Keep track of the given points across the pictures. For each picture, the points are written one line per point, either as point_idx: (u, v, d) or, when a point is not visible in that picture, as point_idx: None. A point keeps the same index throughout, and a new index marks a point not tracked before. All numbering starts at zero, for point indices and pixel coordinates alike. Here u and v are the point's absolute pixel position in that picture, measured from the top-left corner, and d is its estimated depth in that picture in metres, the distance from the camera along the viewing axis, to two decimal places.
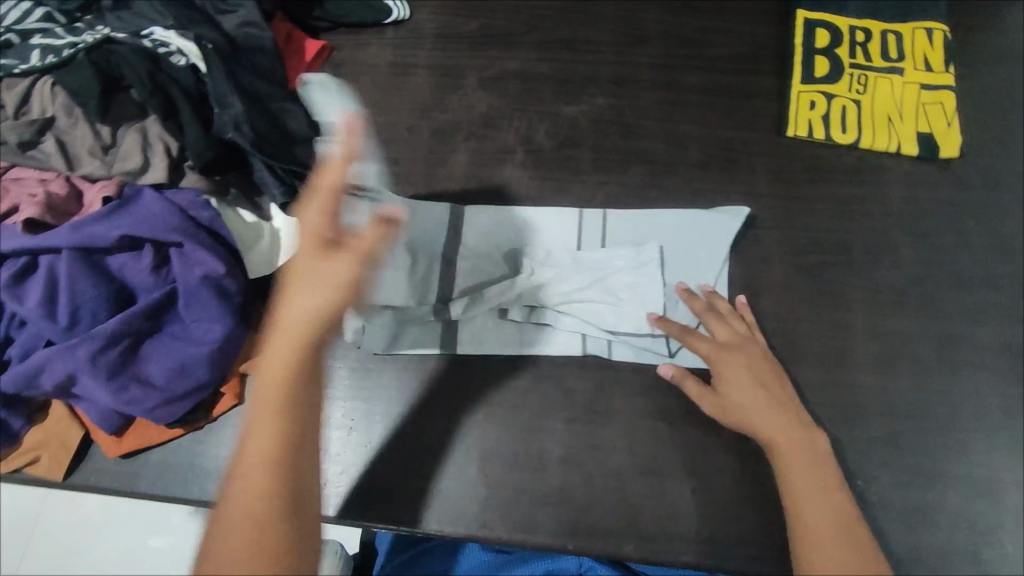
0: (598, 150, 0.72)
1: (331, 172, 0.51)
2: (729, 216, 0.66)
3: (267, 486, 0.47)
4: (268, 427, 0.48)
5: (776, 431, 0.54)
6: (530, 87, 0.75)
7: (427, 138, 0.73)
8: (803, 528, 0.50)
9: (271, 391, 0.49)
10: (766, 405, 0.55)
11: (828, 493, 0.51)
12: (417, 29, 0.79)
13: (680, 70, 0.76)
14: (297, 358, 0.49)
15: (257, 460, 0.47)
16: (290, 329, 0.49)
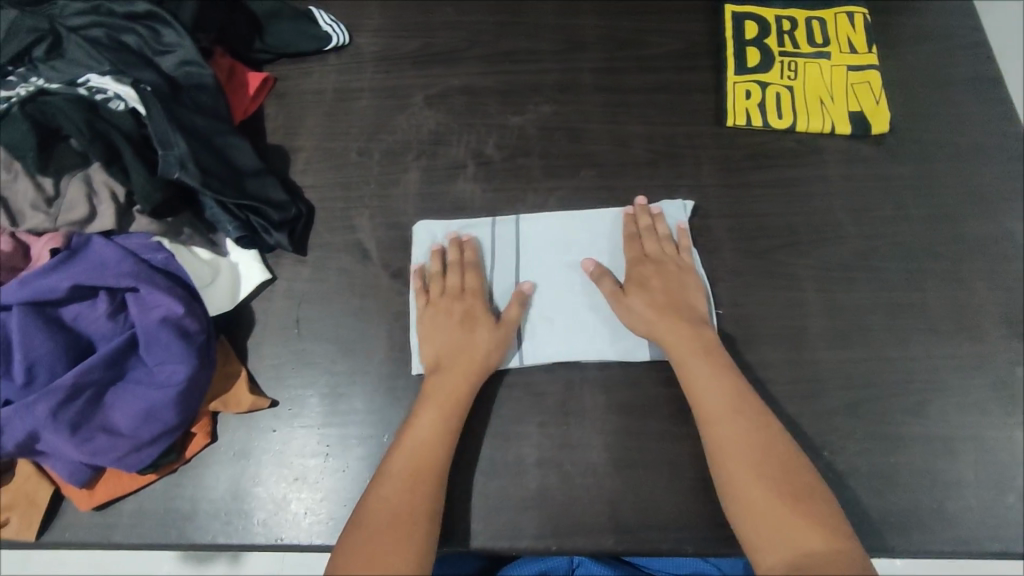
0: (547, 157, 0.73)
1: (468, 268, 0.66)
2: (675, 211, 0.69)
3: (417, 507, 0.53)
4: (423, 455, 0.56)
5: (692, 363, 0.58)
6: (475, 101, 0.77)
7: (378, 160, 0.74)
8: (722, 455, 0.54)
9: (439, 425, 0.57)
10: (673, 332, 0.60)
11: (744, 422, 0.55)
12: (360, 54, 0.81)
13: (620, 72, 0.78)
14: (443, 425, 0.57)
15: (435, 482, 0.55)
16: (446, 395, 0.59)
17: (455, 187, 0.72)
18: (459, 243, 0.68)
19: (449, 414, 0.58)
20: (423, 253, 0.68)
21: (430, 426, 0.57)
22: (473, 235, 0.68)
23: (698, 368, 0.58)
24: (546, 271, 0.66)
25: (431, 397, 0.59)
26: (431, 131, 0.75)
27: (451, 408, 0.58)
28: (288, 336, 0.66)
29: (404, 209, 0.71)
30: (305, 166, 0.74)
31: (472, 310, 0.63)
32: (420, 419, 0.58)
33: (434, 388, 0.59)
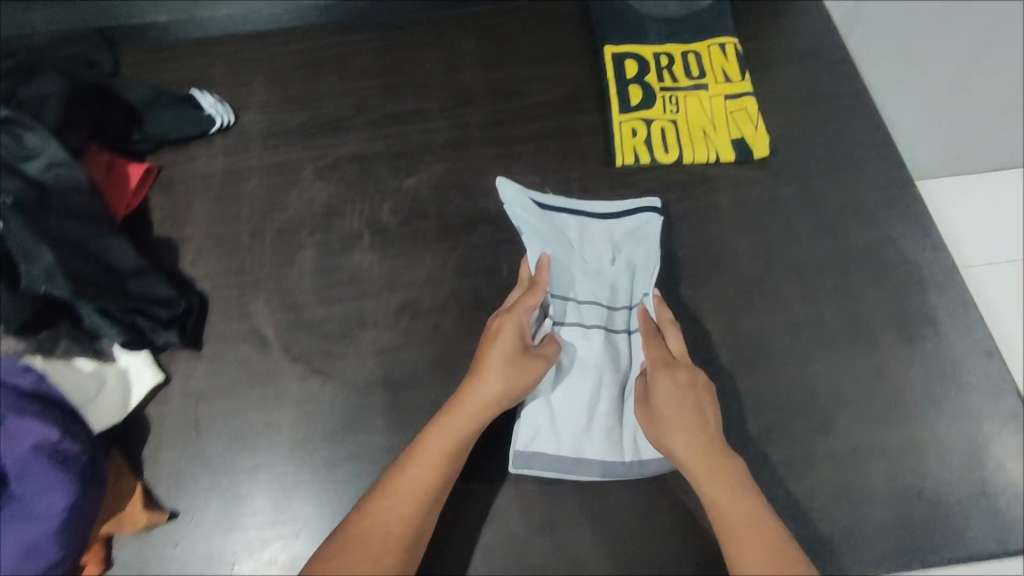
0: (444, 217, 0.73)
1: (524, 302, 0.59)
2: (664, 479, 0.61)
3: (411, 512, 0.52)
4: (388, 530, 0.51)
5: (729, 510, 0.51)
6: (367, 167, 0.76)
7: (271, 240, 0.72)
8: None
9: (462, 435, 0.56)
10: (696, 446, 0.54)
11: (764, 541, 0.49)
12: (247, 133, 0.80)
13: (509, 123, 0.79)
14: (463, 437, 0.56)
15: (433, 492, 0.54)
16: (467, 409, 0.56)
17: (352, 259, 0.70)
18: (637, 255, 0.68)
19: (449, 460, 0.55)
20: (633, 232, 0.69)
21: (404, 497, 0.53)
22: (625, 245, 0.69)
23: (720, 493, 0.52)
24: (602, 306, 0.66)
25: (421, 461, 0.54)
26: (324, 204, 0.74)
27: (437, 473, 0.54)
28: (187, 439, 0.63)
29: (300, 288, 0.69)
30: (195, 255, 0.72)
31: (516, 347, 0.57)
32: (436, 432, 0.55)
33: (464, 385, 0.57)
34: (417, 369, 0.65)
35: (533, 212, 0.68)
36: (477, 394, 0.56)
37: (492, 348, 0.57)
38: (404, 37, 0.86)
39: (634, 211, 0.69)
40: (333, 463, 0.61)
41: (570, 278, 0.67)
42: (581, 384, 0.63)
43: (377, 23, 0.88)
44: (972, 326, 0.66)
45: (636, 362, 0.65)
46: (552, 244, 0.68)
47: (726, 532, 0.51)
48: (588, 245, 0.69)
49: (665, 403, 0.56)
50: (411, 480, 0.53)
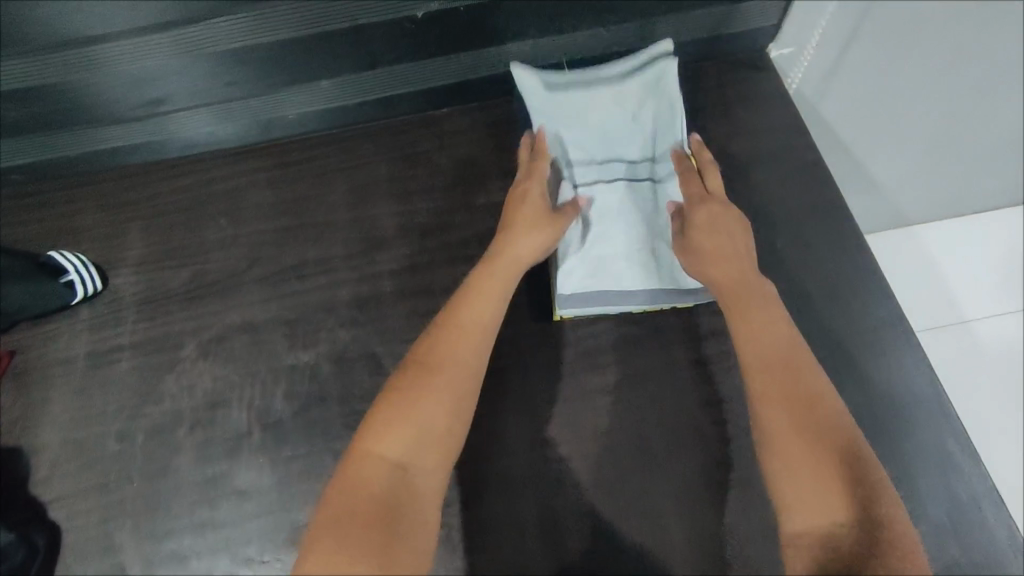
0: (348, 401, 0.61)
1: (540, 160, 0.60)
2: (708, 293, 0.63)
3: (468, 362, 0.49)
4: (449, 370, 0.48)
5: (771, 353, 0.48)
6: (259, 339, 0.65)
7: (143, 444, 0.61)
8: (773, 398, 0.46)
9: (504, 294, 0.54)
10: (730, 276, 0.53)
11: (818, 392, 0.46)
12: (118, 301, 0.68)
13: (427, 268, 0.67)
14: (502, 302, 0.53)
15: (486, 333, 0.51)
16: (507, 261, 0.55)
17: (239, 465, 0.59)
18: (661, 118, 0.66)
19: (492, 308, 0.53)
20: (655, 87, 0.65)
21: (456, 337, 0.50)
22: (645, 108, 0.66)
23: (763, 312, 0.51)
24: (639, 188, 0.66)
25: (472, 311, 0.51)
26: (207, 391, 0.62)
27: (486, 324, 0.52)
28: None
29: (178, 507, 0.58)
30: (47, 469, 0.60)
31: (541, 205, 0.58)
32: (483, 290, 0.53)
33: (500, 247, 0.56)
34: None
35: (549, 102, 0.65)
36: (519, 247, 0.56)
37: (526, 208, 0.58)
38: (304, 163, 0.74)
39: (653, 62, 0.64)
40: None
41: (588, 147, 0.67)
42: (614, 228, 0.64)
43: (277, 145, 0.76)
44: (980, 510, 0.56)
45: (670, 204, 0.65)
46: (562, 121, 0.66)
47: (759, 373, 0.48)
48: (601, 108, 0.66)
49: (700, 228, 0.55)
50: (468, 333, 0.50)
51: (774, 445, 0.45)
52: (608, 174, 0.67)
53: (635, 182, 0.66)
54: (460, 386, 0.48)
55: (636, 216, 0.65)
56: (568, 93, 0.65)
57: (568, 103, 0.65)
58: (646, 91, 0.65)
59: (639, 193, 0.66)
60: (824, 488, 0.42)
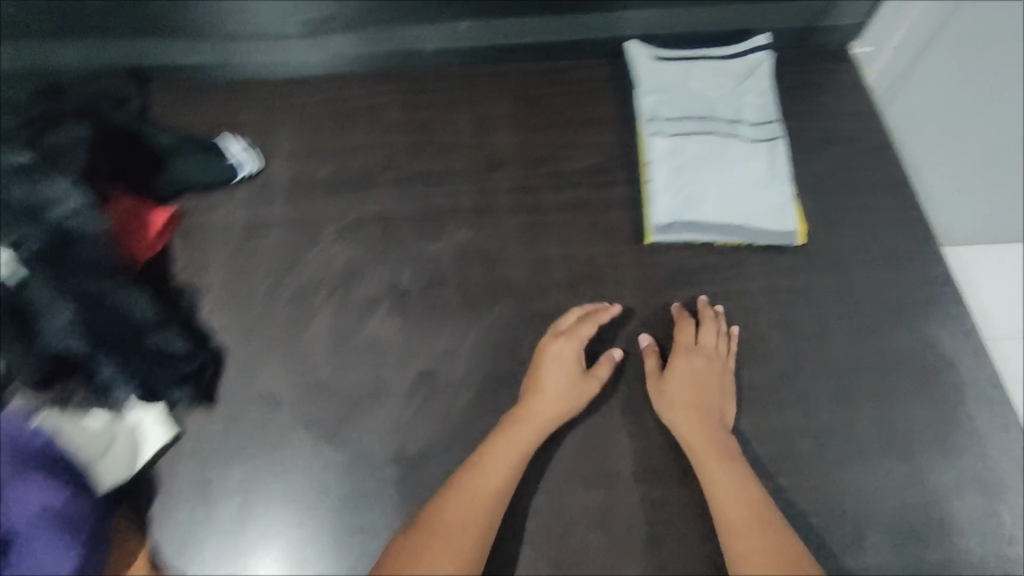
0: (466, 287, 0.72)
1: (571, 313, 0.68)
2: (780, 234, 0.73)
3: (478, 517, 0.57)
4: (451, 522, 0.56)
5: (746, 506, 0.57)
6: (391, 227, 0.75)
7: (289, 300, 0.71)
8: (731, 534, 0.56)
9: (523, 450, 0.60)
10: (701, 427, 0.62)
11: (788, 552, 0.54)
12: (270, 183, 0.78)
13: (539, 190, 0.78)
14: (520, 457, 0.60)
15: (501, 488, 0.59)
16: (528, 417, 0.62)
17: (370, 326, 0.69)
18: (753, 91, 0.80)
19: (509, 464, 0.59)
20: (749, 69, 0.81)
21: (467, 498, 0.57)
22: (738, 82, 0.81)
23: (716, 466, 0.60)
24: (726, 140, 0.77)
25: (480, 476, 0.58)
26: (346, 264, 0.72)
27: (506, 478, 0.59)
28: (197, 502, 0.63)
29: (317, 352, 0.68)
30: (212, 309, 0.71)
31: (572, 359, 0.65)
32: (501, 445, 0.60)
33: (522, 405, 0.63)
34: (430, 445, 0.64)
35: (658, 69, 0.82)
36: (535, 410, 0.62)
37: (551, 364, 0.64)
38: (435, 94, 0.85)
39: (752, 51, 0.82)
40: (338, 542, 0.61)
41: (685, 104, 0.80)
42: (702, 173, 0.75)
43: (405, 76, 0.86)
44: (1008, 442, 0.64)
45: (752, 157, 0.76)
46: (667, 83, 0.82)
47: (728, 519, 0.57)
48: (701, 78, 0.81)
49: (678, 381, 0.64)
50: (475, 496, 0.57)
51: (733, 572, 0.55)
52: (699, 127, 0.78)
53: (723, 135, 0.77)
54: (472, 544, 0.55)
55: (722, 164, 0.76)
56: (674, 65, 0.82)
57: (673, 70, 0.82)
58: (742, 73, 0.81)
59: (726, 145, 0.77)
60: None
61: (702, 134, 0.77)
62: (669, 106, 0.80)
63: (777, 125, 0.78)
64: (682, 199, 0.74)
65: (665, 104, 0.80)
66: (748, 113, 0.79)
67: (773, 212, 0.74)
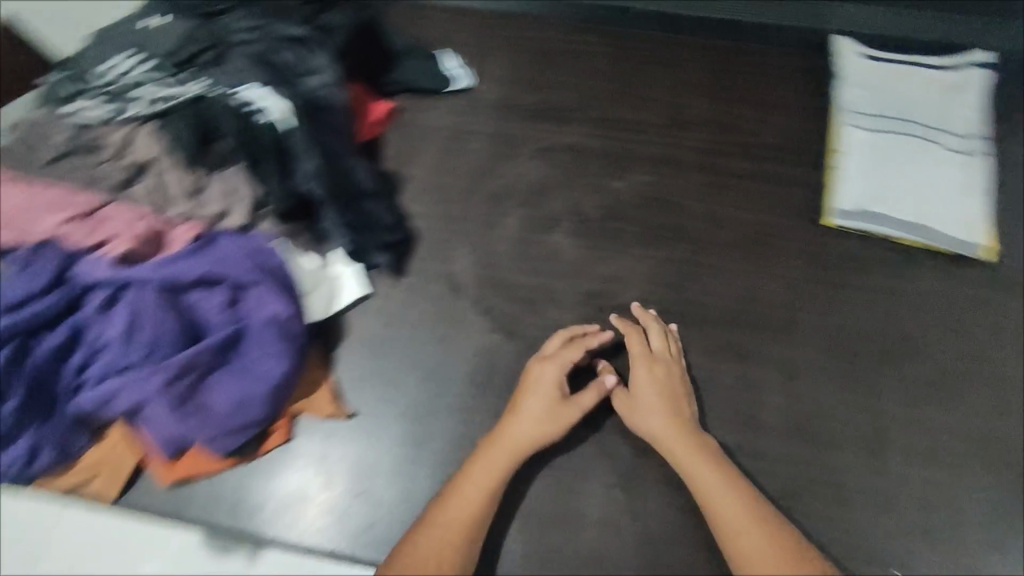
0: (643, 225, 0.76)
1: (562, 335, 0.66)
2: (963, 243, 0.73)
3: (458, 536, 0.55)
4: (438, 539, 0.54)
5: (730, 511, 0.55)
6: (582, 159, 0.81)
7: (483, 201, 0.78)
8: (727, 539, 0.54)
9: (497, 475, 0.58)
10: (672, 432, 0.60)
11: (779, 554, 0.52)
12: (479, 99, 0.86)
13: (724, 156, 0.81)
14: (510, 479, 0.58)
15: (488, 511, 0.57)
16: (501, 442, 0.59)
17: (551, 239, 0.75)
18: (959, 104, 0.80)
19: (506, 483, 0.58)
20: (958, 84, 0.82)
21: (451, 514, 0.56)
22: (945, 93, 0.81)
23: (686, 454, 0.58)
24: (921, 144, 0.78)
25: (465, 496, 0.57)
26: (536, 181, 0.79)
27: (488, 499, 0.57)
28: (380, 353, 0.69)
29: (501, 250, 0.74)
30: (412, 194, 0.78)
31: (557, 387, 0.62)
32: (477, 470, 0.58)
33: (498, 432, 0.61)
34: (590, 354, 0.69)
35: (864, 66, 0.84)
36: (507, 434, 0.60)
37: (534, 394, 0.62)
38: (634, 50, 0.90)
39: (965, 68, 0.82)
40: (497, 419, 0.65)
41: (885, 102, 0.81)
42: (892, 170, 0.76)
43: (613, 29, 0.91)
44: None
45: (946, 165, 0.76)
46: (871, 80, 0.83)
47: (722, 527, 0.55)
48: (906, 82, 0.82)
49: (645, 384, 0.63)
50: (467, 509, 0.56)
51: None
52: (897, 127, 0.79)
53: (919, 139, 0.78)
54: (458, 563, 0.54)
55: (914, 165, 0.77)
56: (880, 65, 0.84)
57: (879, 69, 0.83)
58: (951, 85, 0.82)
59: (920, 149, 0.78)
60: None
61: (897, 134, 0.79)
62: (869, 101, 0.81)
63: (978, 140, 0.78)
64: (866, 190, 0.76)
65: (865, 98, 0.81)
66: (951, 123, 0.79)
67: (959, 222, 0.74)
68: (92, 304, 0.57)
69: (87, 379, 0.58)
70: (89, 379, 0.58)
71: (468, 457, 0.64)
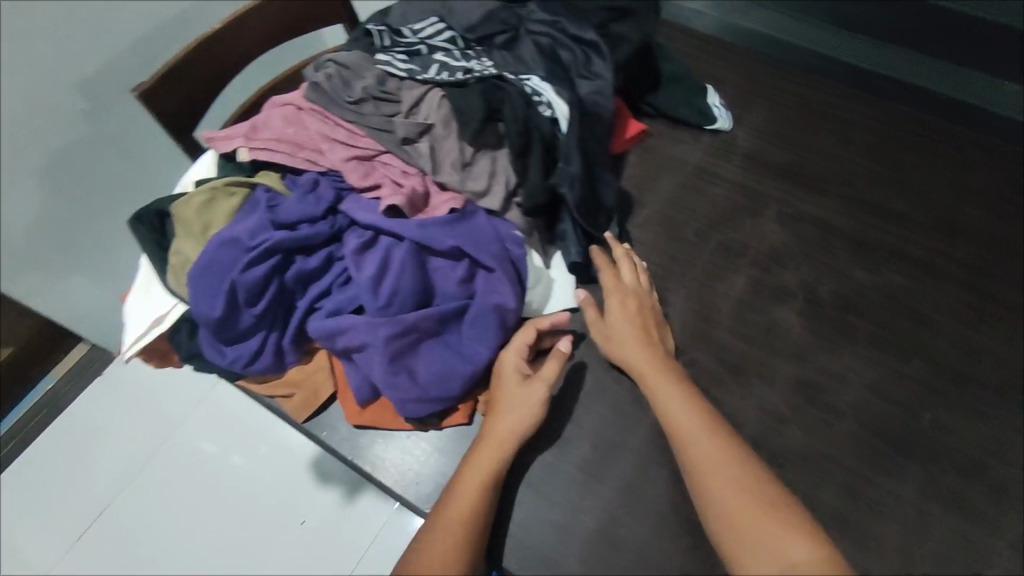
0: (882, 328, 0.69)
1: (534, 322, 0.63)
2: None
3: (464, 527, 0.54)
4: (463, 538, 0.54)
5: (719, 474, 0.55)
6: (829, 237, 0.74)
7: (711, 250, 0.74)
8: (721, 508, 0.54)
9: (487, 473, 0.56)
10: (660, 381, 0.61)
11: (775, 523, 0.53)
12: (732, 144, 0.82)
13: (998, 281, 0.71)
14: (492, 476, 0.56)
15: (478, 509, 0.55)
16: (494, 438, 0.58)
17: (775, 311, 0.70)
18: None
19: (488, 476, 0.56)
20: None
21: (466, 506, 0.55)
22: None
23: (674, 406, 0.59)
24: None
25: (462, 492, 0.55)
26: (773, 246, 0.74)
27: (483, 495, 0.55)
28: (569, 370, 0.67)
29: (718, 306, 0.71)
30: (642, 220, 0.76)
31: (517, 371, 0.60)
32: (470, 466, 0.57)
33: (487, 428, 0.59)
34: (795, 448, 0.62)
35: None
36: (496, 427, 0.58)
37: (519, 392, 0.59)
38: (920, 136, 0.81)
39: None
40: (672, 481, 0.61)
41: None
42: None
43: (897, 111, 0.84)
44: None
45: None
46: None
47: (711, 488, 0.55)
48: None
49: (621, 319, 0.65)
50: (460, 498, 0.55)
51: (728, 541, 0.53)
52: None
53: None
54: (473, 559, 0.54)
55: None
56: None
57: None
58: None
59: None
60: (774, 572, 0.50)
61: None
62: None
63: None
64: None
65: None
66: None
67: None
68: (350, 243, 0.61)
69: (321, 307, 0.62)
70: (324, 308, 0.61)
71: (635, 508, 0.60)
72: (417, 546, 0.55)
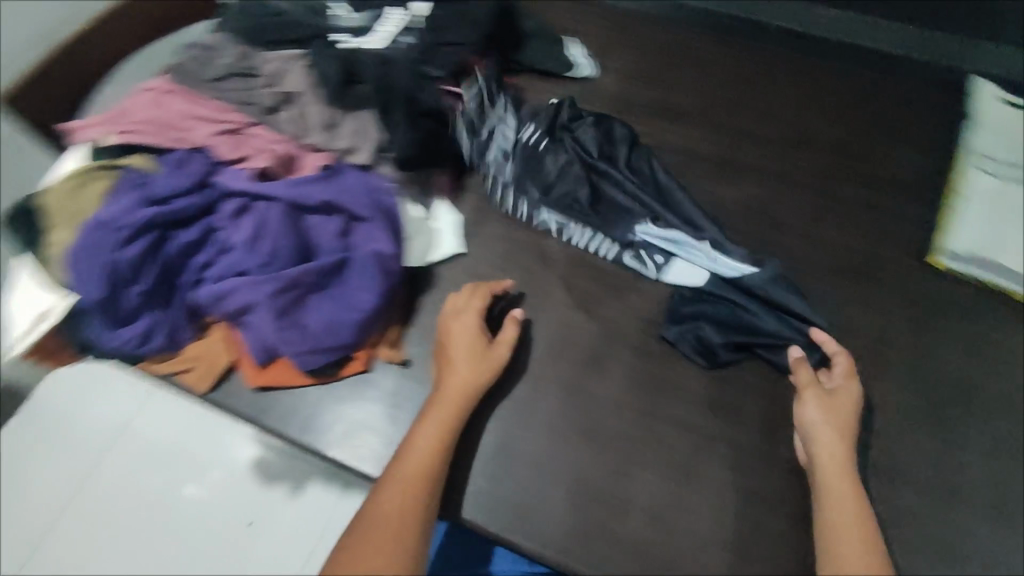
0: (740, 235, 0.76)
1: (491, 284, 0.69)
2: None
3: (426, 469, 0.58)
4: (422, 479, 0.58)
5: (854, 525, 0.56)
6: (690, 162, 0.81)
7: None
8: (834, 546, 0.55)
9: (447, 419, 0.61)
10: (834, 446, 0.59)
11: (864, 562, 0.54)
12: (597, 89, 0.88)
13: (839, 181, 0.79)
14: (451, 422, 0.61)
15: (439, 453, 0.59)
16: (452, 387, 0.62)
17: None
18: None
19: (447, 422, 0.61)
20: None
21: (427, 452, 0.59)
22: None
23: (827, 459, 0.59)
24: None
25: (424, 440, 0.59)
26: None
27: (441, 440, 0.60)
28: None
29: None
30: None
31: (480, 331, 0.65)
32: (430, 413, 0.61)
33: (445, 378, 0.63)
34: (669, 350, 0.69)
35: (995, 121, 0.82)
36: (457, 380, 0.62)
37: (474, 345, 0.64)
38: (766, 63, 0.88)
39: None
40: (562, 393, 0.66)
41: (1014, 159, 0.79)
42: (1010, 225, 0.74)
43: (745, 41, 0.90)
44: None
45: None
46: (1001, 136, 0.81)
47: (833, 528, 0.56)
48: None
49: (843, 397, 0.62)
50: (417, 458, 0.59)
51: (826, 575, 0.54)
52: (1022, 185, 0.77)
53: None
54: (431, 502, 0.57)
55: None
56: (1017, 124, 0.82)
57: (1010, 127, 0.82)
58: None
59: None
60: (856, 524, 0.56)
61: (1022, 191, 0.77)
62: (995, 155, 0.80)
63: None
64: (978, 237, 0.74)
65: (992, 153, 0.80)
66: None
67: None
68: (226, 210, 0.64)
69: (205, 278, 0.64)
70: (209, 277, 0.63)
71: (530, 422, 0.65)
72: (379, 486, 0.58)
